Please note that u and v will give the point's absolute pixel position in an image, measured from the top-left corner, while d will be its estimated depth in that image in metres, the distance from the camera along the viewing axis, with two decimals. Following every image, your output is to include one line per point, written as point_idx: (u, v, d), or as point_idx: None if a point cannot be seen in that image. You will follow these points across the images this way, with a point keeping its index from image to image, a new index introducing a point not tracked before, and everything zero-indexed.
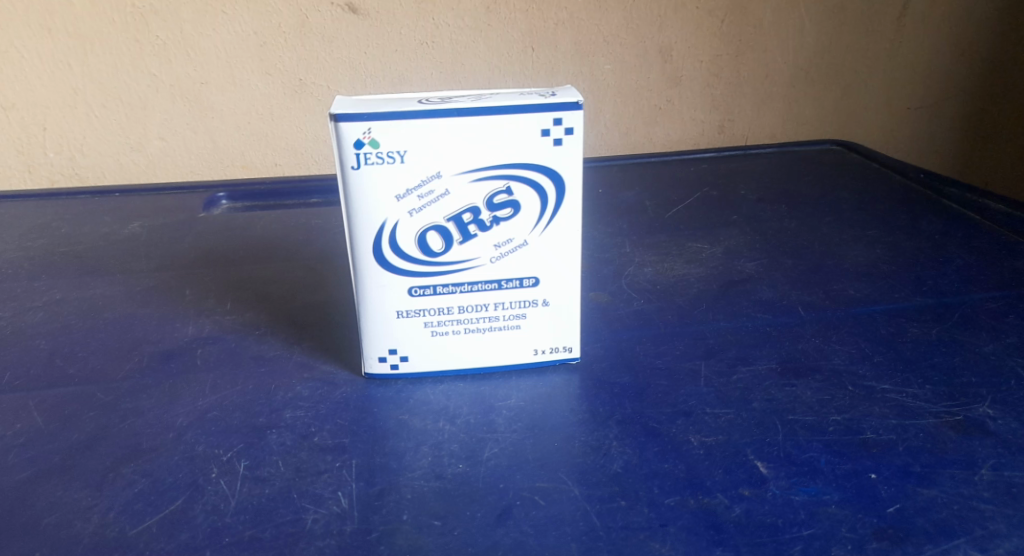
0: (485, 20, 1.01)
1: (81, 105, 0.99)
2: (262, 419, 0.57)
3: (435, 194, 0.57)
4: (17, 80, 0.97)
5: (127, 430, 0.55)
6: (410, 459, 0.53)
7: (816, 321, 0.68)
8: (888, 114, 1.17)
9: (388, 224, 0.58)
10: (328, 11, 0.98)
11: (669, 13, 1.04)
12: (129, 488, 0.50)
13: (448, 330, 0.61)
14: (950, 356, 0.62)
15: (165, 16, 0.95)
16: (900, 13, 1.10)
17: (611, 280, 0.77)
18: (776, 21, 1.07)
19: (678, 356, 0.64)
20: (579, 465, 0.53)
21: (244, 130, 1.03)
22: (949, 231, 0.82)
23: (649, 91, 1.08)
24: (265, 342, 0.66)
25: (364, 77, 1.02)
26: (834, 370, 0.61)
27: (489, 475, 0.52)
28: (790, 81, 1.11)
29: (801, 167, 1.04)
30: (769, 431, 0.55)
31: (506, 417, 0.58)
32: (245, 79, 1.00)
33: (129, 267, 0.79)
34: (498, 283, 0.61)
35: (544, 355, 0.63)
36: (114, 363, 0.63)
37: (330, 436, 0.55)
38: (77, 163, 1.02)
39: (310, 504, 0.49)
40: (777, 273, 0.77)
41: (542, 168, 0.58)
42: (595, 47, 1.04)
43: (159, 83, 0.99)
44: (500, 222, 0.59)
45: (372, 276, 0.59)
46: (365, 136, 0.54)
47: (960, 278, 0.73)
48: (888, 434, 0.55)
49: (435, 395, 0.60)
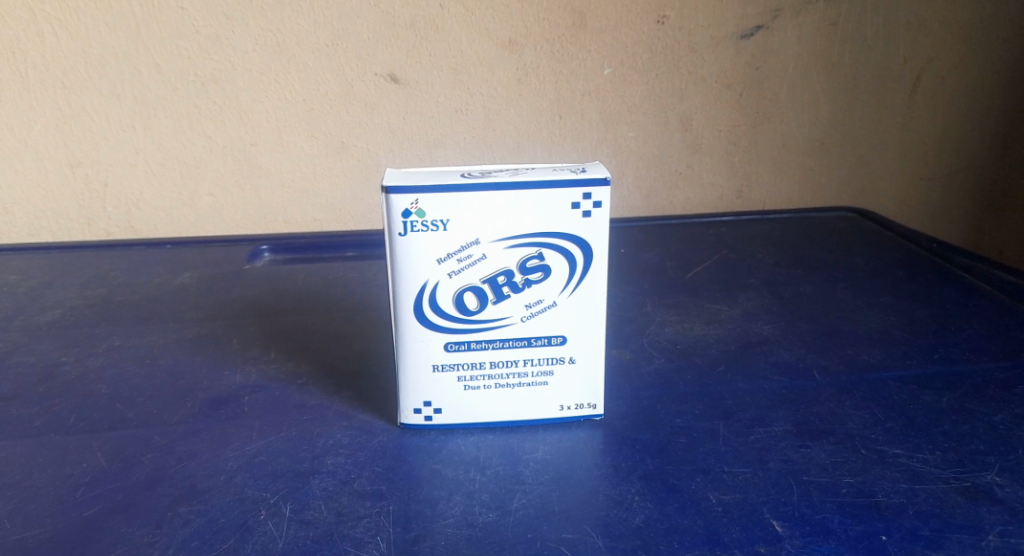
0: (517, 90, 1.07)
1: (141, 163, 1.06)
2: (305, 465, 0.61)
3: (473, 259, 0.62)
4: (84, 141, 1.04)
5: (183, 472, 0.59)
6: (444, 507, 0.57)
7: (830, 385, 0.71)
8: (904, 182, 1.21)
9: (428, 285, 0.62)
10: (371, 80, 1.04)
11: (691, 87, 1.09)
12: (186, 526, 0.54)
13: (480, 384, 0.65)
14: (960, 424, 0.65)
15: (223, 85, 1.03)
16: (912, 88, 1.14)
17: (634, 338, 0.81)
18: (794, 94, 1.12)
19: (697, 415, 0.67)
20: (603, 517, 0.56)
21: (288, 188, 1.10)
22: (961, 301, 0.85)
23: (671, 157, 1.13)
24: (307, 391, 0.71)
25: (402, 141, 1.08)
26: (847, 433, 0.64)
27: (518, 525, 0.56)
28: (808, 150, 1.16)
29: (817, 232, 1.08)
30: (784, 490, 0.58)
31: (533, 469, 0.61)
32: (292, 141, 1.07)
33: (181, 316, 0.85)
34: (528, 341, 0.65)
35: (569, 410, 0.67)
36: (168, 408, 0.67)
37: (369, 483, 0.59)
38: (132, 217, 1.09)
39: (351, 547, 0.53)
40: (793, 336, 0.80)
41: (572, 236, 0.62)
42: (621, 115, 1.10)
43: (213, 144, 1.06)
44: (531, 284, 0.63)
45: (411, 333, 0.64)
46: (412, 207, 0.60)
47: (971, 347, 0.76)
48: (899, 498, 0.57)
49: (466, 446, 0.64)
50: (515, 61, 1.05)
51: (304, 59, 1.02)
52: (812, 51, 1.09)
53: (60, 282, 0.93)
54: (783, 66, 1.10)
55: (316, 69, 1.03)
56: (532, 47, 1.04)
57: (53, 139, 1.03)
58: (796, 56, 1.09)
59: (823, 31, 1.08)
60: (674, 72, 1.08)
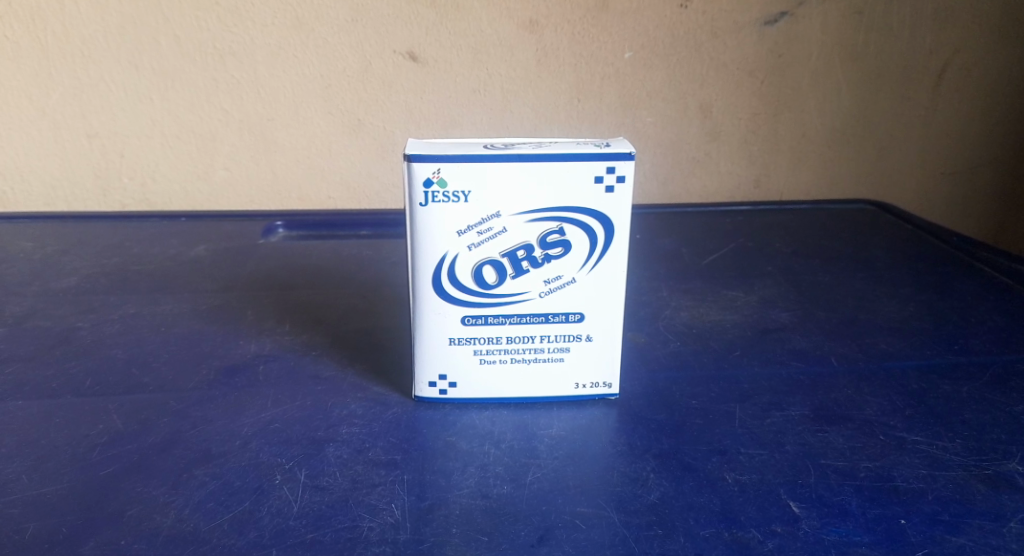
0: (535, 71, 1.06)
1: (157, 136, 1.06)
2: (320, 433, 0.61)
3: (494, 231, 0.62)
4: (102, 111, 1.04)
5: (198, 436, 0.59)
6: (458, 478, 0.57)
7: (848, 373, 0.71)
8: (923, 176, 1.20)
9: (448, 257, 0.62)
10: (390, 58, 1.04)
11: (711, 73, 1.08)
12: (201, 488, 0.54)
13: (496, 359, 0.65)
14: (981, 414, 0.64)
15: (242, 59, 1.03)
16: (935, 81, 1.13)
17: (649, 321, 0.80)
18: (815, 83, 1.11)
19: (713, 398, 0.67)
20: (618, 493, 0.56)
21: (302, 164, 1.09)
22: (982, 293, 0.84)
23: (689, 143, 1.13)
24: (322, 362, 0.71)
25: (418, 120, 1.08)
26: (866, 419, 0.64)
27: (532, 498, 0.55)
28: (827, 141, 1.15)
29: (834, 223, 1.07)
30: (802, 473, 0.58)
31: (548, 444, 0.61)
32: (308, 116, 1.07)
33: (197, 286, 0.85)
34: (546, 317, 0.64)
35: (585, 388, 0.66)
36: (184, 374, 0.67)
37: (383, 452, 0.59)
38: (147, 189, 1.09)
39: (366, 513, 0.53)
40: (811, 324, 0.80)
41: (593, 211, 0.62)
42: (640, 100, 1.09)
43: (229, 117, 1.06)
44: (551, 259, 0.63)
45: (428, 305, 0.63)
46: (434, 176, 0.59)
47: (991, 339, 0.76)
48: (918, 483, 0.57)
49: (480, 420, 0.64)
50: (536, 42, 1.04)
51: (324, 34, 1.02)
52: (834, 40, 1.08)
53: (76, 251, 0.93)
54: (805, 54, 1.09)
55: (335, 45, 1.03)
56: (553, 28, 1.04)
57: (70, 109, 1.03)
58: (819, 45, 1.08)
59: (846, 20, 1.07)
60: (695, 57, 1.07)
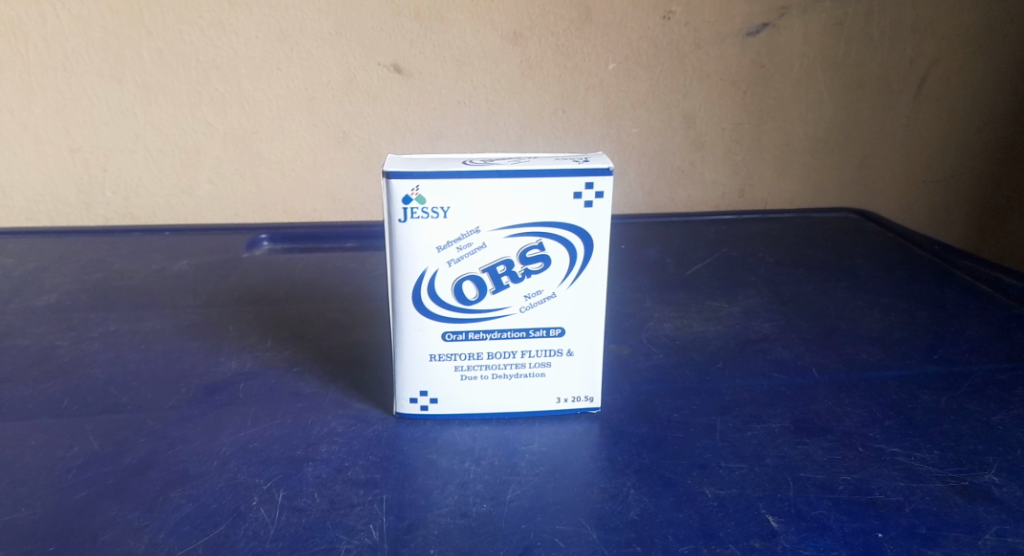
0: (520, 82, 1.06)
1: (141, 149, 1.06)
2: (299, 452, 0.60)
3: (473, 247, 0.62)
4: (84, 125, 1.04)
5: (176, 456, 0.59)
6: (438, 496, 0.57)
7: (829, 384, 0.71)
8: (906, 183, 1.21)
9: (427, 273, 0.62)
10: (374, 70, 1.04)
11: (695, 84, 1.09)
12: (177, 511, 0.54)
13: (477, 374, 0.65)
14: (959, 424, 0.65)
15: (225, 72, 1.02)
16: (917, 90, 1.14)
17: (632, 333, 0.80)
18: (798, 93, 1.11)
19: (695, 411, 0.67)
20: (597, 509, 0.56)
21: (288, 176, 1.09)
22: (962, 302, 0.85)
23: (674, 153, 1.13)
24: (303, 378, 0.70)
25: (404, 131, 1.08)
26: (845, 431, 0.64)
27: (511, 516, 0.55)
28: (811, 150, 1.16)
29: (818, 232, 1.08)
30: (780, 487, 0.58)
31: (529, 461, 0.61)
32: (293, 129, 1.07)
33: (179, 301, 0.85)
34: (527, 332, 0.64)
35: (566, 402, 0.66)
36: (163, 393, 0.67)
37: (363, 471, 0.59)
38: (131, 203, 1.09)
39: (344, 534, 0.53)
40: (793, 335, 0.80)
41: (573, 227, 0.62)
42: (624, 111, 1.09)
43: (213, 131, 1.06)
44: (531, 274, 0.63)
45: (409, 321, 0.63)
46: (413, 193, 0.59)
47: (970, 348, 0.76)
48: (895, 496, 0.57)
49: (461, 436, 0.64)
50: (519, 53, 1.05)
51: (307, 46, 1.02)
52: (816, 51, 1.09)
53: (57, 267, 0.92)
54: (788, 64, 1.09)
55: (319, 57, 1.03)
56: (537, 40, 1.04)
57: (53, 123, 1.03)
58: (801, 55, 1.09)
59: (827, 30, 1.08)
60: (678, 68, 1.08)
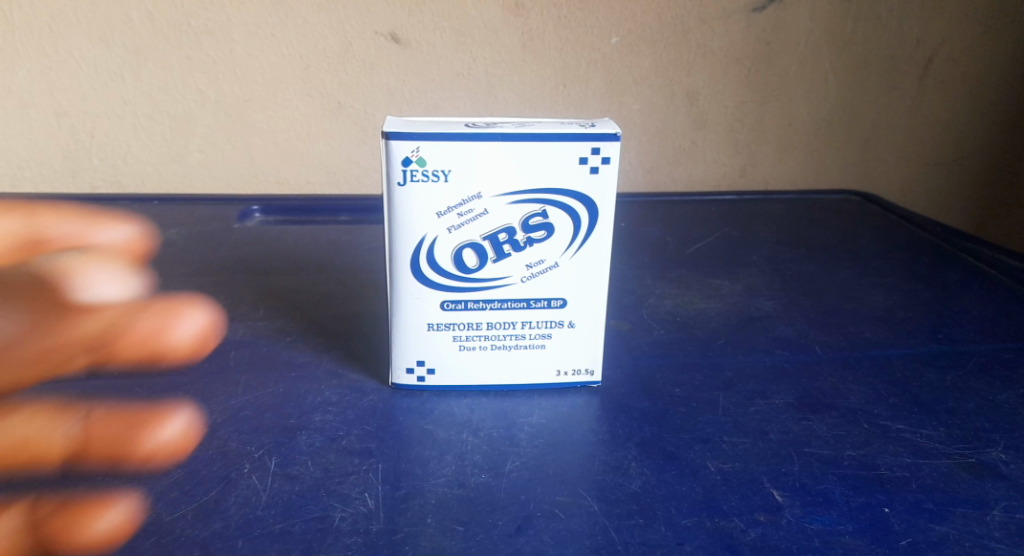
0: (520, 55, 1.04)
1: (129, 115, 1.03)
2: (292, 420, 0.59)
3: (474, 213, 0.60)
4: (71, 90, 1.01)
5: (164, 423, 0.57)
6: (435, 466, 0.55)
7: (833, 361, 0.70)
8: (908, 167, 1.19)
9: (426, 239, 0.60)
10: (371, 40, 1.02)
11: (698, 60, 1.07)
12: (165, 477, 0.52)
13: (476, 345, 0.63)
14: (964, 402, 0.63)
15: (218, 37, 1.00)
16: (922, 71, 1.13)
17: (632, 309, 0.79)
18: (802, 72, 1.10)
19: (697, 386, 0.66)
20: (599, 482, 0.54)
21: (281, 147, 1.07)
22: (966, 283, 0.84)
23: (675, 131, 1.11)
24: (296, 347, 0.69)
25: (401, 103, 1.06)
26: (850, 408, 0.63)
27: (510, 487, 0.54)
28: (813, 130, 1.14)
29: (820, 213, 1.06)
30: (785, 461, 0.57)
31: (528, 433, 0.59)
32: (287, 99, 1.04)
33: (168, 270, 0.83)
34: (527, 302, 0.63)
35: (566, 375, 0.65)
36: (151, 360, 0.65)
37: (357, 440, 0.57)
38: (119, 171, 1.06)
39: (338, 503, 0.51)
40: (795, 313, 0.79)
41: (577, 194, 0.60)
42: (626, 86, 1.07)
43: (205, 99, 1.03)
44: (533, 243, 0.61)
45: (406, 289, 0.61)
46: (413, 154, 0.57)
47: (975, 328, 0.75)
48: (902, 471, 0.56)
49: (458, 408, 0.62)
50: (521, 25, 1.02)
51: (303, 13, 0.99)
52: (822, 29, 1.07)
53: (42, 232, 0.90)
54: (792, 42, 1.07)
55: (315, 24, 1.00)
56: (539, 11, 1.02)
57: (38, 86, 1.00)
58: (806, 33, 1.07)
59: (834, 8, 1.06)
60: (681, 44, 1.06)
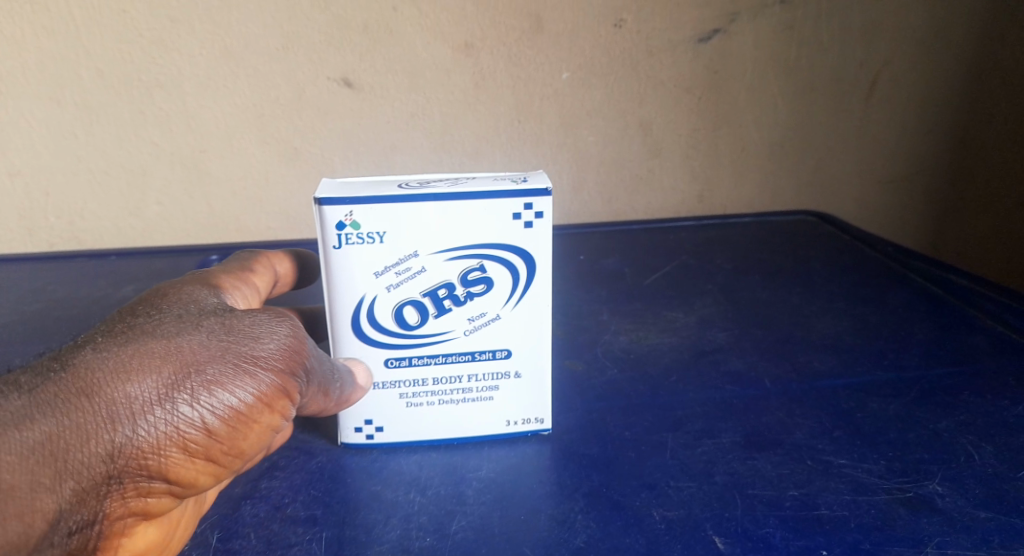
0: (473, 94, 1.05)
1: (83, 171, 1.03)
2: (238, 490, 0.59)
3: (412, 271, 0.60)
4: (24, 149, 1.01)
5: None
6: (379, 532, 0.55)
7: (781, 394, 0.70)
8: (863, 184, 1.21)
9: (367, 300, 0.61)
10: (324, 85, 1.02)
11: (649, 91, 1.08)
12: None
13: (423, 400, 0.64)
14: (905, 432, 0.64)
15: (169, 90, 1.00)
16: (869, 91, 1.14)
17: (586, 348, 0.79)
18: (751, 97, 1.11)
19: (646, 428, 0.66)
20: (543, 539, 0.55)
21: (240, 195, 1.07)
22: (913, 305, 0.85)
23: (630, 160, 1.12)
24: None
25: (357, 146, 1.06)
26: (795, 444, 0.63)
27: (455, 550, 0.54)
28: (766, 153, 1.15)
29: (775, 237, 1.08)
30: (728, 505, 0.57)
31: (476, 489, 0.60)
32: (243, 147, 1.04)
33: None
34: (472, 355, 0.63)
35: (516, 425, 0.65)
36: None
37: (303, 507, 0.58)
38: (76, 227, 1.06)
39: None
40: (747, 344, 0.79)
41: (513, 247, 0.61)
42: (579, 119, 1.08)
43: (160, 151, 1.03)
44: (473, 297, 0.62)
45: (350, 349, 0.62)
46: (347, 218, 0.58)
47: (921, 352, 0.76)
48: (841, 510, 0.57)
49: (407, 465, 0.62)
50: (471, 64, 1.03)
51: (254, 62, 1.00)
52: (768, 55, 1.09)
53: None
54: (740, 70, 1.09)
55: (266, 73, 1.01)
56: (489, 50, 1.03)
57: None
58: (753, 60, 1.09)
59: (778, 35, 1.08)
60: (631, 76, 1.07)
